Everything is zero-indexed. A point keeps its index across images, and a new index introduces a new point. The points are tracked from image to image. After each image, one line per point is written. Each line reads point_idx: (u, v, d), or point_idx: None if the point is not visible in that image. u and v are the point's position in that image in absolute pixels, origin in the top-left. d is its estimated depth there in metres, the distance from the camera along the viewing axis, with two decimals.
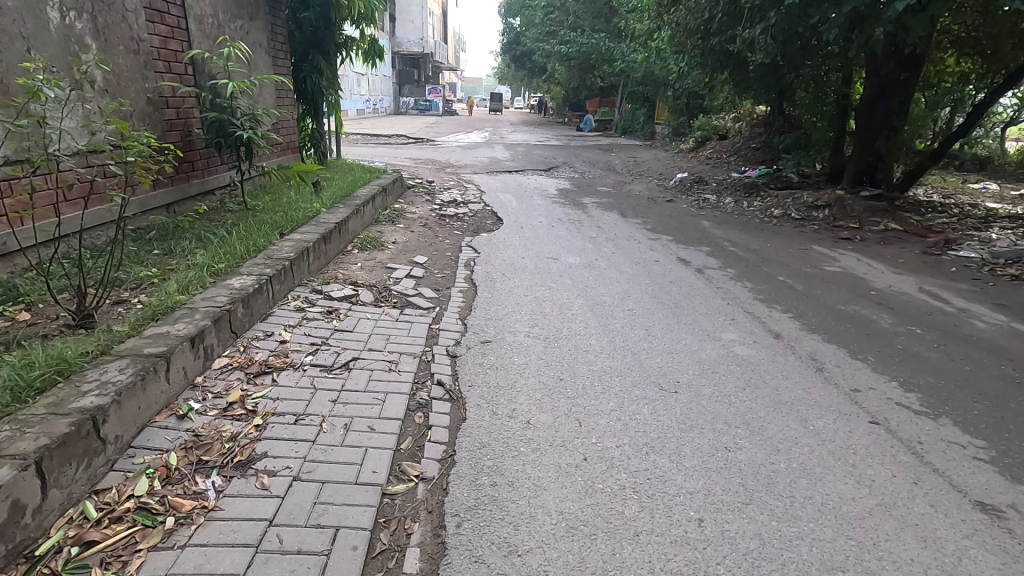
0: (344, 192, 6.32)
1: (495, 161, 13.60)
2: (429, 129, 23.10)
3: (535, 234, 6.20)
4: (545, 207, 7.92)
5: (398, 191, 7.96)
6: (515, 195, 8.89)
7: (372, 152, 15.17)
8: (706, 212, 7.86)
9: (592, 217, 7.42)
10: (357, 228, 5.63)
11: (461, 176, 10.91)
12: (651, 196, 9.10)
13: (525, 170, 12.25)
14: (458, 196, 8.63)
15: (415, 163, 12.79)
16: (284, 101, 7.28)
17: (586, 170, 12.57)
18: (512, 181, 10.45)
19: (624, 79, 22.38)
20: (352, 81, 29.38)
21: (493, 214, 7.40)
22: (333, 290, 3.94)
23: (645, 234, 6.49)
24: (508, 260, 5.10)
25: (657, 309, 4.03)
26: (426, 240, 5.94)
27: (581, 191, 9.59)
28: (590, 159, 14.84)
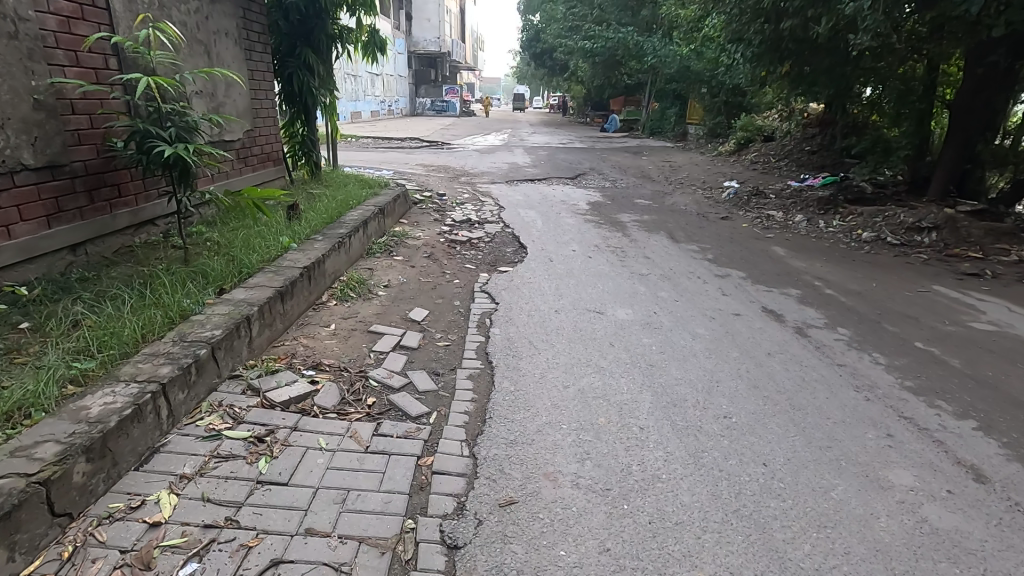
0: (328, 217, 5.03)
1: (515, 167, 12.27)
2: (445, 131, 21.87)
3: (569, 269, 4.86)
4: (577, 227, 6.57)
5: (401, 210, 6.66)
6: (540, 212, 7.56)
7: (380, 157, 13.97)
8: (775, 235, 6.44)
9: (636, 241, 6.06)
10: (338, 268, 4.33)
11: (477, 187, 9.61)
12: (701, 212, 7.68)
13: (550, 178, 10.90)
14: (474, 213, 7.33)
15: (426, 170, 11.52)
16: (262, 104, 6.04)
17: (618, 177, 11.19)
18: (535, 193, 9.12)
19: (652, 75, 20.89)
20: (365, 82, 28.29)
21: (515, 237, 6.08)
22: (278, 387, 2.63)
23: (708, 267, 5.11)
24: (537, 316, 3.77)
25: (766, 416, 2.65)
26: (429, 279, 4.64)
27: (617, 205, 8.23)
28: (620, 164, 13.42)
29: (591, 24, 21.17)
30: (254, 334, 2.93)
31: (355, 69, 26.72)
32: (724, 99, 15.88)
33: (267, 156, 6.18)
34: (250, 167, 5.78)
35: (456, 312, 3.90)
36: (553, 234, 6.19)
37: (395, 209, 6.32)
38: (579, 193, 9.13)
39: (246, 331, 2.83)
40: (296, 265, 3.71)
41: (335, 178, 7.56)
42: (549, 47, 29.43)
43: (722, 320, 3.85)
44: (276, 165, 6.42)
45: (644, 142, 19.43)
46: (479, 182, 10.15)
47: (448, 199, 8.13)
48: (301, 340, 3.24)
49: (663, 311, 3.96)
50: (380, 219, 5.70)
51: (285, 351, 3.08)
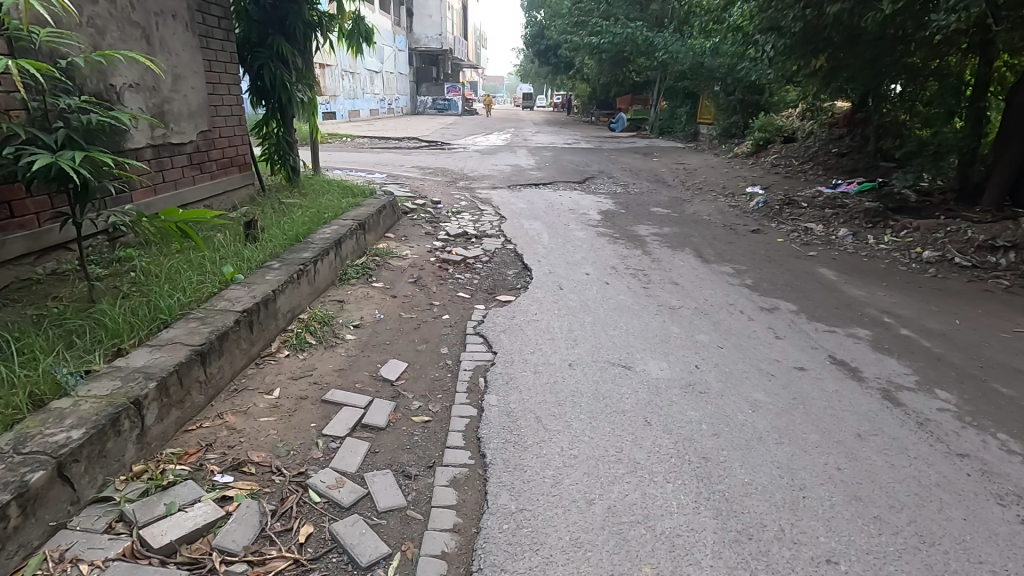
0: (294, 236, 4.18)
1: (519, 170, 11.40)
2: (445, 131, 21.02)
3: (583, 301, 4.01)
4: (589, 243, 5.71)
5: (387, 223, 5.80)
6: (546, 222, 6.70)
7: (374, 159, 13.11)
8: (817, 253, 5.58)
9: (658, 260, 5.21)
10: (297, 305, 3.47)
11: (476, 192, 8.75)
12: (728, 223, 6.81)
13: (556, 182, 10.04)
14: (471, 225, 6.47)
15: (422, 174, 10.69)
16: (224, 100, 5.19)
17: (630, 181, 10.32)
18: (538, 199, 8.28)
19: (662, 73, 20.03)
20: (363, 79, 27.45)
21: (518, 256, 5.23)
22: (162, 519, 1.78)
23: (750, 297, 4.25)
24: (546, 373, 2.92)
25: (887, 561, 1.80)
26: (413, 315, 3.80)
27: (631, 215, 7.37)
28: (630, 166, 12.57)
29: (598, 18, 20.25)
30: (149, 423, 2.08)
31: (353, 66, 25.86)
32: (740, 98, 14.96)
33: (230, 161, 5.33)
34: (208, 175, 4.93)
35: (441, 366, 3.05)
36: (562, 251, 5.34)
37: (378, 222, 5.46)
38: (589, 201, 8.26)
39: (132, 422, 1.99)
40: (234, 307, 2.86)
41: (315, 185, 6.70)
42: (553, 43, 28.50)
43: (784, 377, 3.00)
44: (242, 171, 5.57)
45: (653, 143, 18.53)
46: (479, 187, 9.29)
47: (443, 209, 7.27)
48: (227, 420, 2.39)
49: (706, 365, 3.10)
50: (359, 236, 4.85)
51: (199, 440, 2.23)
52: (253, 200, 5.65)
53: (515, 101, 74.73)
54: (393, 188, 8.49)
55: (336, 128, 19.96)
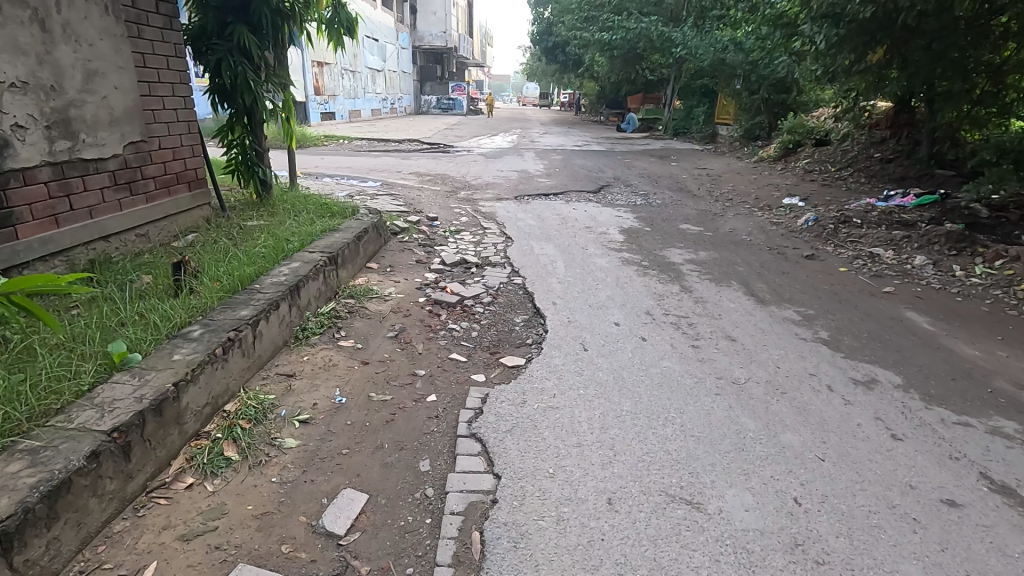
0: (236, 284, 3.20)
1: (526, 177, 10.40)
2: (448, 132, 20.02)
3: (617, 373, 3.00)
4: (614, 275, 4.71)
5: (369, 252, 4.81)
6: (561, 245, 5.69)
7: (370, 165, 12.13)
8: (895, 288, 4.56)
9: (702, 299, 4.21)
10: (221, 393, 2.48)
11: (479, 205, 7.75)
12: (775, 245, 5.78)
13: (567, 191, 9.03)
14: (471, 250, 5.48)
15: (420, 182, 9.73)
16: (167, 103, 4.21)
17: (650, 191, 9.30)
18: (549, 213, 7.28)
19: (677, 71, 19.01)
20: (365, 78, 26.57)
21: (528, 294, 4.25)
22: None
23: (834, 362, 3.23)
24: (577, 525, 1.92)
25: None
26: (387, 395, 2.81)
27: (658, 234, 6.36)
28: (648, 172, 11.56)
29: (609, 13, 19.16)
30: None
31: (353, 65, 24.94)
32: (765, 97, 13.87)
33: (175, 178, 4.36)
34: (141, 197, 3.97)
35: (418, 502, 2.06)
36: (583, 289, 4.34)
37: (356, 253, 4.46)
38: (607, 215, 7.24)
39: None
40: (98, 423, 1.88)
41: (289, 200, 5.73)
42: (562, 40, 27.42)
43: (934, 525, 1.98)
44: (193, 190, 4.59)
45: (668, 145, 17.46)
46: (482, 198, 8.30)
47: (440, 228, 6.27)
48: None
49: (812, 500, 2.09)
50: (328, 276, 3.85)
51: None
52: (207, 224, 4.67)
53: (521, 100, 73.66)
54: (385, 201, 7.52)
55: (334, 130, 19.03)
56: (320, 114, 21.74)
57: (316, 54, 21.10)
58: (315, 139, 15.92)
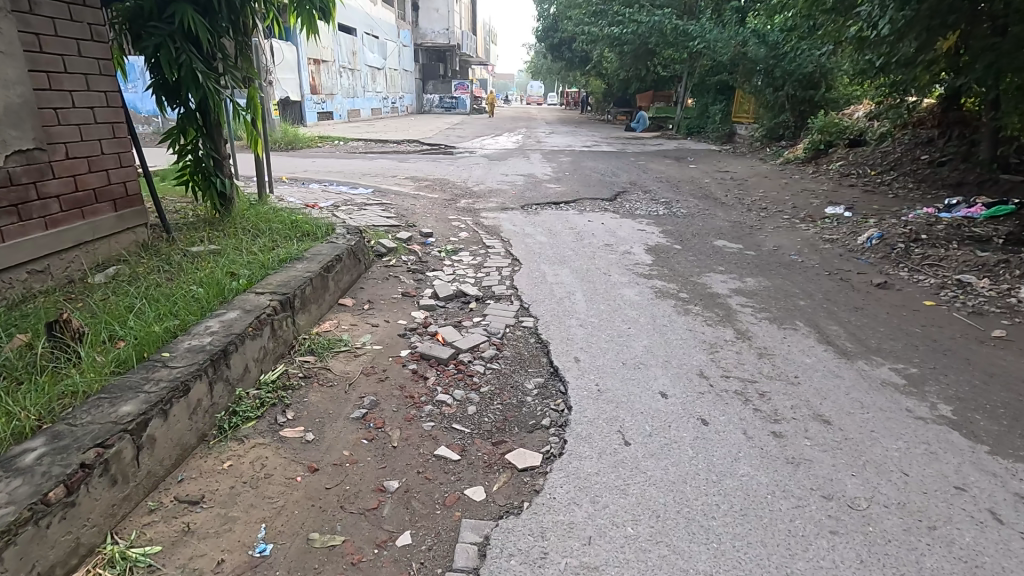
0: (135, 354, 2.26)
1: (534, 182, 9.48)
2: (450, 133, 19.13)
3: (675, 491, 2.08)
4: (647, 313, 3.78)
5: (343, 285, 3.88)
6: (577, 269, 4.76)
7: (363, 168, 11.23)
8: (1007, 331, 3.59)
9: (767, 351, 3.27)
10: (57, 564, 1.56)
11: (480, 217, 6.82)
12: (834, 269, 4.82)
13: (579, 199, 8.09)
14: (471, 278, 4.56)
15: (417, 189, 8.81)
16: (75, 100, 3.27)
17: (671, 198, 8.37)
18: (561, 226, 6.35)
19: (691, 67, 18.06)
20: (365, 77, 25.72)
21: (542, 344, 3.32)
22: None
23: (980, 462, 2.29)
24: None
25: None
26: (336, 537, 1.87)
27: (691, 254, 5.41)
28: (666, 175, 10.62)
29: (620, 6, 18.23)
30: None
31: (352, 63, 24.06)
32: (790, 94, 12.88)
33: (94, 195, 3.44)
34: (39, 222, 3.05)
35: None
36: (611, 335, 3.41)
37: (322, 291, 3.51)
38: (628, 229, 6.31)
39: None
40: None
41: (254, 216, 4.78)
42: (568, 36, 26.46)
43: None
44: (120, 210, 3.64)
45: (682, 145, 16.50)
46: (485, 208, 7.37)
47: (433, 248, 5.36)
48: None
49: None
50: (276, 330, 2.90)
51: None
52: (139, 253, 3.73)
53: (525, 99, 72.75)
54: (373, 213, 6.60)
55: (330, 131, 18.14)
56: (317, 113, 20.86)
57: (312, 50, 20.22)
58: (308, 139, 15.03)
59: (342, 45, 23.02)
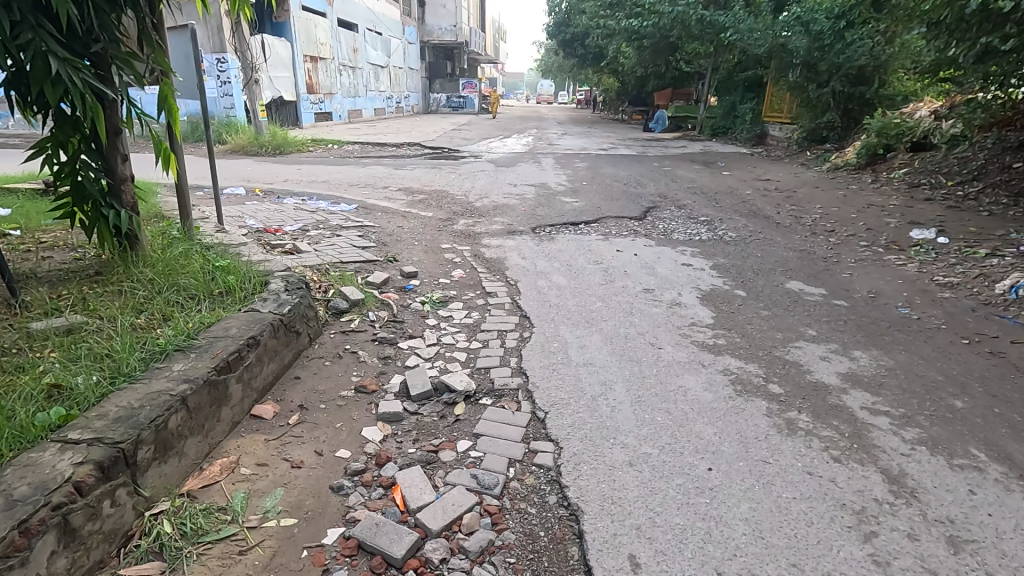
0: None
1: (547, 194, 8.14)
2: (456, 134, 17.81)
3: None
4: (731, 434, 2.41)
5: (259, 385, 2.53)
6: (611, 336, 3.40)
7: (353, 177, 9.92)
8: None
9: (958, 529, 1.90)
10: None
11: (481, 245, 5.47)
12: (975, 336, 3.42)
13: (602, 217, 6.71)
14: (461, 353, 3.21)
15: (410, 204, 7.51)
16: None
17: (712, 216, 6.98)
18: (583, 259, 4.99)
19: (717, 61, 16.62)
20: (367, 75, 24.50)
21: (572, 510, 1.98)
22: None
23: None
24: None
25: None
26: None
27: (761, 303, 4.03)
28: (699, 185, 9.23)
29: None
30: None
31: (353, 61, 22.83)
32: (836, 90, 11.38)
33: None
34: None
35: None
36: (683, 492, 2.05)
37: (210, 410, 2.16)
38: (669, 263, 4.94)
39: None
40: None
41: (160, 257, 3.46)
42: (582, 31, 25.08)
43: None
44: None
45: (709, 147, 15.03)
46: (487, 231, 6.02)
47: (415, 298, 4.03)
48: None
49: None
50: (75, 530, 1.56)
51: None
52: None
53: (536, 98, 71.28)
54: (347, 242, 5.28)
55: (327, 133, 16.89)
56: (314, 114, 19.64)
57: (310, 47, 18.99)
58: (298, 143, 13.77)
59: (342, 41, 21.76)
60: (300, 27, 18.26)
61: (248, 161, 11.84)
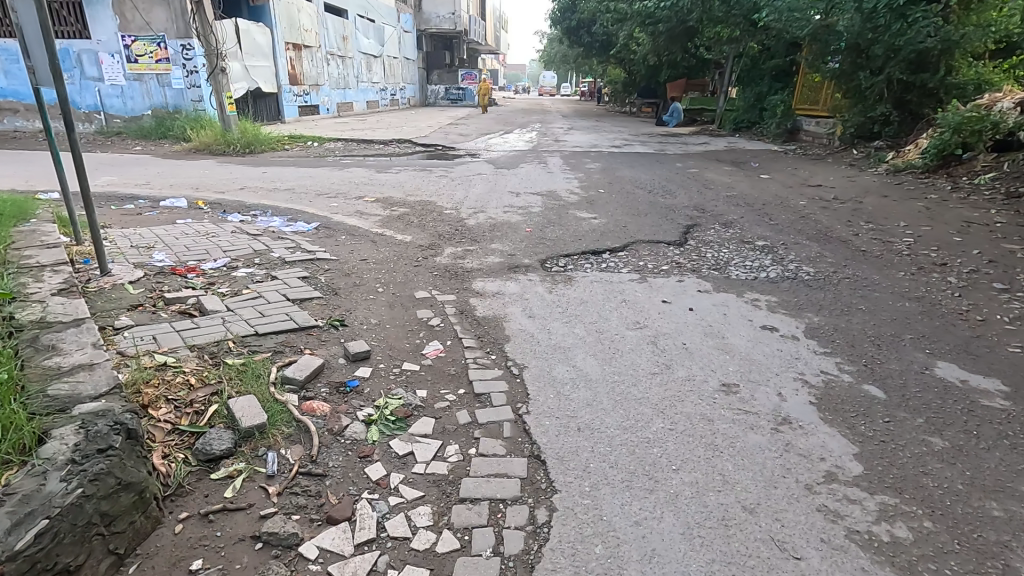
0: None
1: (557, 207, 6.58)
2: (452, 129, 16.21)
3: None
4: None
5: None
6: (699, 522, 1.85)
7: (325, 182, 8.38)
8: None
9: None
10: None
11: (469, 291, 3.92)
12: None
13: (630, 243, 5.16)
14: (417, 573, 1.68)
15: (385, 221, 5.97)
16: None
17: (771, 240, 5.42)
18: (617, 320, 3.44)
19: (742, 47, 14.98)
20: (358, 65, 22.90)
21: None
22: None
23: None
24: None
25: None
26: None
27: (918, 416, 2.48)
28: (739, 192, 7.68)
29: None
30: None
31: (342, 49, 21.18)
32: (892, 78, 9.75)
33: None
34: None
35: None
36: None
37: None
38: (744, 326, 3.39)
39: None
40: None
41: None
42: (589, 17, 23.39)
43: None
44: None
45: (734, 145, 13.43)
46: (482, 266, 4.48)
47: (355, 409, 2.48)
48: None
49: None
50: None
51: None
52: None
53: (538, 90, 69.38)
54: (281, 291, 3.74)
55: (309, 128, 15.33)
56: (297, 108, 18.06)
57: (293, 34, 17.37)
58: (273, 141, 12.24)
59: (330, 28, 20.11)
60: (281, 11, 16.64)
61: (210, 162, 10.31)
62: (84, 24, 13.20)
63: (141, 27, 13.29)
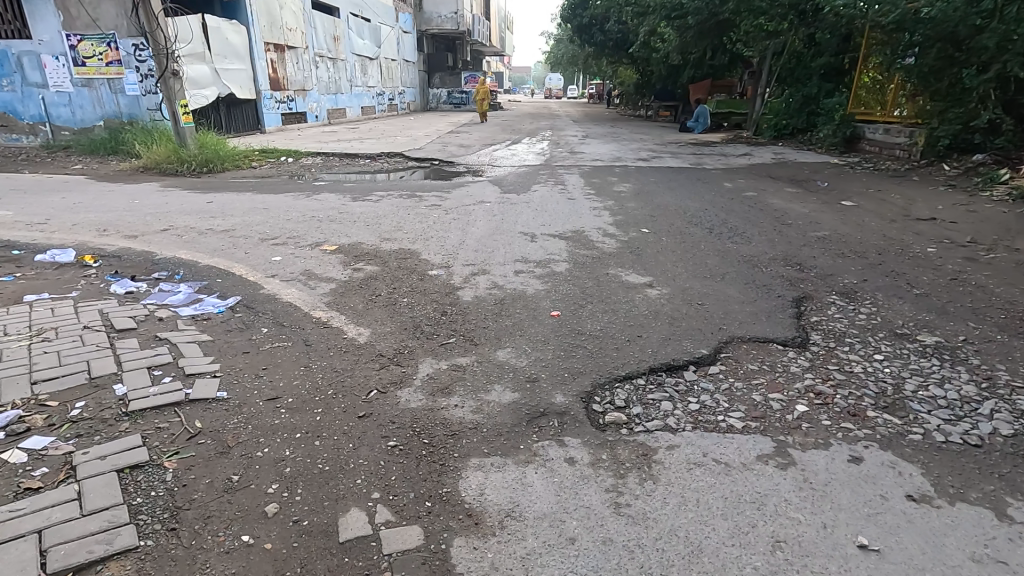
0: None
1: (591, 263, 4.59)
2: (451, 139, 14.26)
3: None
4: None
5: None
6: None
7: (279, 217, 6.43)
8: None
9: None
10: None
11: (453, 509, 1.94)
12: None
13: (722, 347, 3.16)
14: None
15: (337, 294, 4.00)
16: None
17: (941, 331, 3.42)
18: None
19: (786, 42, 12.97)
20: (351, 67, 21.03)
21: None
22: None
23: None
24: None
25: None
26: None
27: None
28: (832, 232, 5.66)
29: None
30: None
31: (333, 50, 19.29)
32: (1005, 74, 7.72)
33: None
34: None
35: None
36: None
37: None
38: None
39: None
40: None
41: None
42: (603, 13, 21.46)
43: None
44: None
45: (782, 156, 11.40)
46: (479, 416, 2.48)
47: None
48: None
49: None
50: None
51: None
52: None
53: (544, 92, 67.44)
54: (51, 530, 1.77)
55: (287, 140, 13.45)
56: (280, 116, 16.16)
57: (274, 33, 15.47)
58: (237, 157, 10.35)
59: (319, 27, 18.23)
60: (259, 6, 14.75)
61: (151, 186, 8.39)
62: (23, 21, 11.30)
63: (88, 25, 11.41)
